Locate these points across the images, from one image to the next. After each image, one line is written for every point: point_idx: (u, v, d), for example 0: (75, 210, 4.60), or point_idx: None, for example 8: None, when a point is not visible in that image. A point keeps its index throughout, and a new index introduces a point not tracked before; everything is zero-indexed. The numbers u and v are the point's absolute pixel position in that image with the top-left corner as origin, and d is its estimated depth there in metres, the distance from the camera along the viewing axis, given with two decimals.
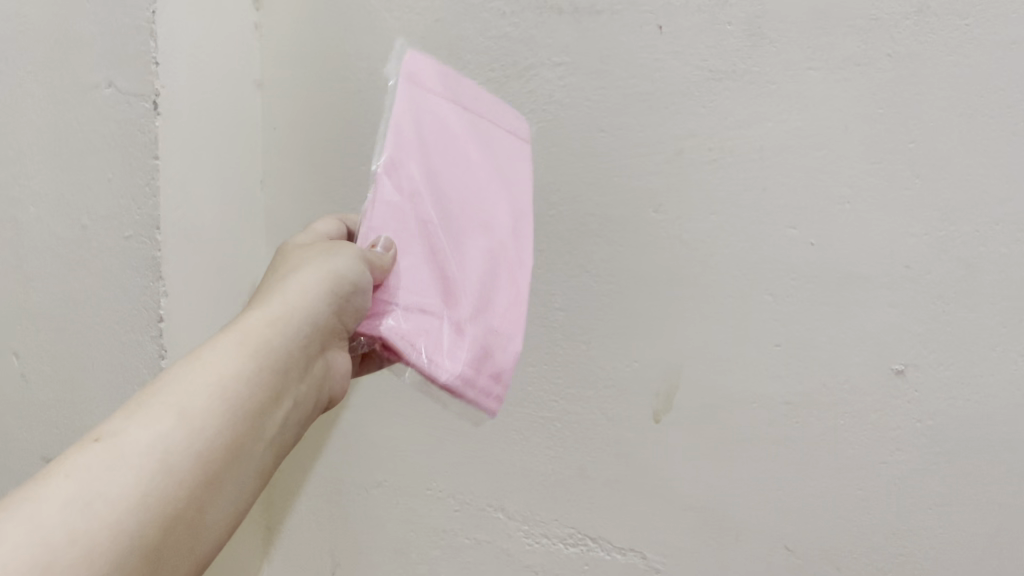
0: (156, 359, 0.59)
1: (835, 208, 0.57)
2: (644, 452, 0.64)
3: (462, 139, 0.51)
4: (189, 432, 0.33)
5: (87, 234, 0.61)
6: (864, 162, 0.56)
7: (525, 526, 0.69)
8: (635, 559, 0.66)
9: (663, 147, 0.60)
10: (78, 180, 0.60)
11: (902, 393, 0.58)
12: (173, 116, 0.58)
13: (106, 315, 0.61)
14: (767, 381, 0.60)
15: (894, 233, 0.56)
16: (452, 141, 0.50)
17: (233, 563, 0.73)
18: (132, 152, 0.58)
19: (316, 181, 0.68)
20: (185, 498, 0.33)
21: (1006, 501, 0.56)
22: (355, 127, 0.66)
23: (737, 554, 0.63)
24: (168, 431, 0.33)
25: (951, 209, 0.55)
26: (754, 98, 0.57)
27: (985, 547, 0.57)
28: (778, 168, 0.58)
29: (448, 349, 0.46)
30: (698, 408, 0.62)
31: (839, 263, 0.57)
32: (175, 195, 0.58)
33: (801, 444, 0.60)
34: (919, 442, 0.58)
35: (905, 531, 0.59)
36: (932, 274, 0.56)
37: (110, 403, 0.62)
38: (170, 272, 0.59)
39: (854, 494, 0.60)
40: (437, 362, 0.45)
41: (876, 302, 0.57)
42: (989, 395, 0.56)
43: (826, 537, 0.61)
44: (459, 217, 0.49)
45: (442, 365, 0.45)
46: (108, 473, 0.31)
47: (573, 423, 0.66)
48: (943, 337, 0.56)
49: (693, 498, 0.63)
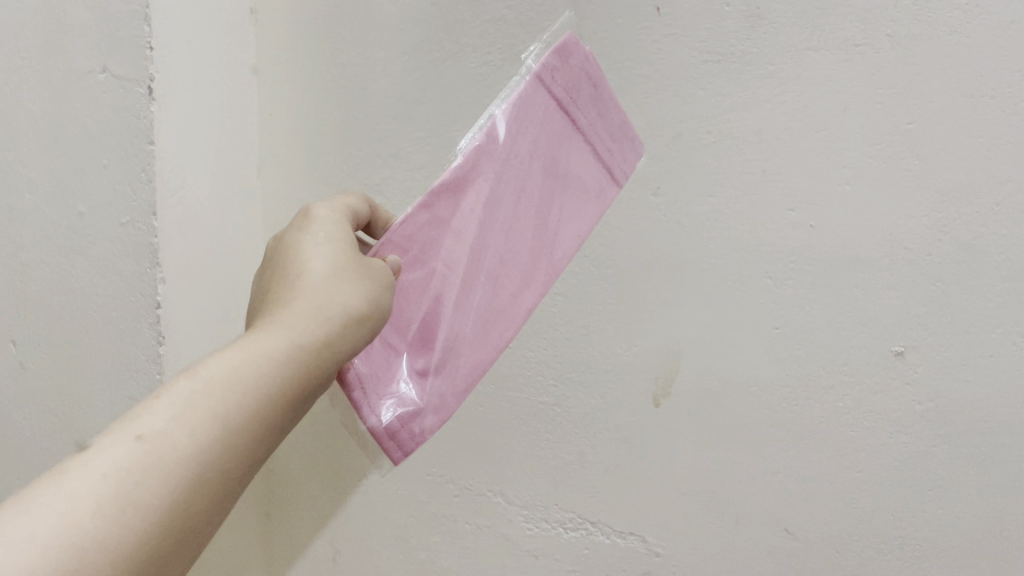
0: (154, 347, 0.59)
1: (835, 190, 0.57)
2: (644, 438, 0.64)
3: (538, 180, 0.48)
4: (218, 446, 0.34)
5: (83, 221, 0.60)
6: (864, 144, 0.56)
7: (526, 513, 0.69)
8: (634, 543, 0.66)
9: (661, 131, 0.60)
10: (74, 166, 0.60)
11: (902, 377, 0.58)
12: (168, 102, 0.57)
13: (103, 303, 0.61)
14: (766, 366, 0.60)
15: (893, 215, 0.56)
16: (522, 181, 0.47)
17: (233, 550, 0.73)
18: (127, 138, 0.57)
19: (314, 167, 0.68)
20: (196, 507, 0.33)
21: (1006, 482, 0.57)
22: (353, 112, 0.66)
23: (736, 538, 0.63)
24: (199, 443, 0.33)
25: (950, 190, 0.55)
26: (753, 80, 0.57)
27: (984, 528, 0.58)
28: (778, 149, 0.57)
29: (388, 390, 0.45)
30: (697, 393, 0.62)
31: (839, 245, 0.57)
32: (171, 181, 0.58)
33: (802, 428, 0.60)
34: (919, 425, 0.58)
35: (904, 512, 0.59)
36: (932, 255, 0.56)
37: (110, 390, 0.62)
38: (168, 259, 0.58)
39: (855, 478, 0.60)
40: (372, 401, 0.45)
41: (875, 283, 0.57)
42: (988, 376, 0.56)
43: (825, 520, 0.61)
44: (485, 263, 0.47)
45: (373, 403, 0.45)
46: (136, 479, 0.31)
47: (571, 408, 0.66)
48: (943, 318, 0.56)
49: (692, 482, 0.63)
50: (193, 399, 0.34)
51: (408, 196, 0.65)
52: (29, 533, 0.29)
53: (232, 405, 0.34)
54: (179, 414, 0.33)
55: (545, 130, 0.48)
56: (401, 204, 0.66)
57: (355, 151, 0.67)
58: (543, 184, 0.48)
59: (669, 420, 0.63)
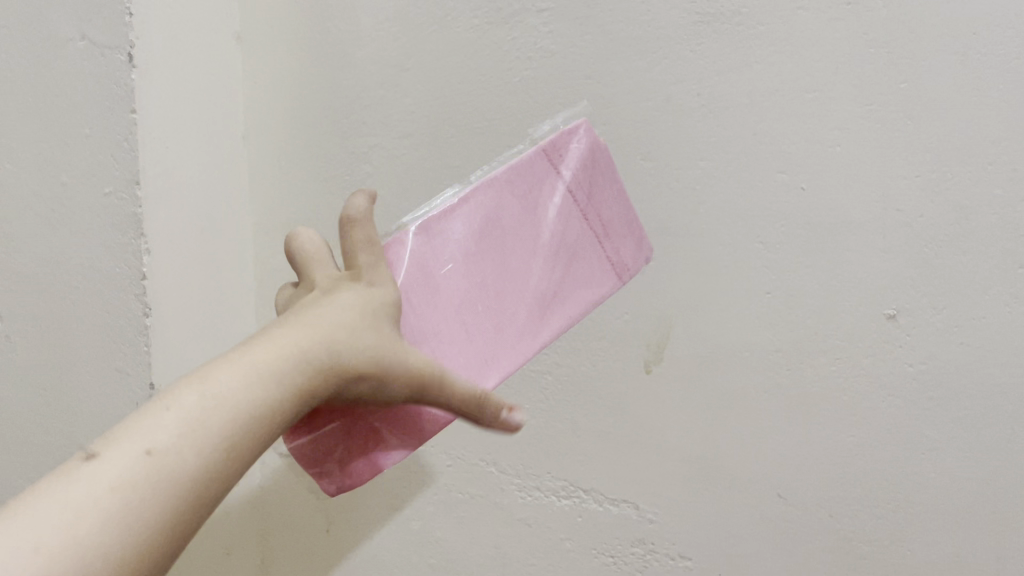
0: (141, 318, 0.58)
1: (827, 151, 0.56)
2: (636, 405, 0.64)
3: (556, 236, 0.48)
4: (224, 465, 0.33)
5: (65, 192, 0.60)
6: (856, 105, 0.55)
7: (520, 482, 0.69)
8: (628, 510, 0.66)
9: (651, 94, 0.59)
10: (55, 137, 0.59)
11: (895, 340, 0.57)
12: (149, 69, 0.56)
13: (87, 275, 0.60)
14: (758, 331, 0.60)
15: (885, 176, 0.55)
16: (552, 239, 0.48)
17: (225, 522, 0.73)
18: (108, 107, 0.56)
19: (301, 136, 0.67)
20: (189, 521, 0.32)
21: (999, 442, 0.56)
22: (339, 79, 0.65)
23: (730, 503, 0.63)
24: (208, 463, 0.32)
25: (942, 150, 0.54)
26: (743, 41, 0.56)
27: (978, 489, 0.57)
28: (769, 111, 0.57)
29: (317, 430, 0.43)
30: (690, 359, 0.62)
31: (831, 208, 0.57)
32: (154, 150, 0.57)
33: (794, 393, 0.60)
34: (912, 387, 0.57)
35: (897, 474, 0.59)
36: (924, 217, 0.55)
37: (97, 363, 0.61)
38: (153, 229, 0.58)
39: (848, 442, 0.59)
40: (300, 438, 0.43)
41: (868, 246, 0.56)
42: (981, 338, 0.55)
43: (818, 484, 0.61)
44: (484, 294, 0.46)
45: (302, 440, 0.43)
46: (137, 493, 0.30)
47: (563, 376, 0.66)
48: (935, 280, 0.56)
49: (685, 448, 0.63)
50: (201, 414, 0.33)
51: (396, 165, 0.65)
52: (29, 538, 0.28)
53: (247, 429, 0.34)
54: (192, 432, 0.32)
55: (569, 191, 0.48)
56: (389, 173, 0.65)
57: (342, 120, 0.66)
58: (547, 258, 0.47)
59: (662, 387, 0.63)
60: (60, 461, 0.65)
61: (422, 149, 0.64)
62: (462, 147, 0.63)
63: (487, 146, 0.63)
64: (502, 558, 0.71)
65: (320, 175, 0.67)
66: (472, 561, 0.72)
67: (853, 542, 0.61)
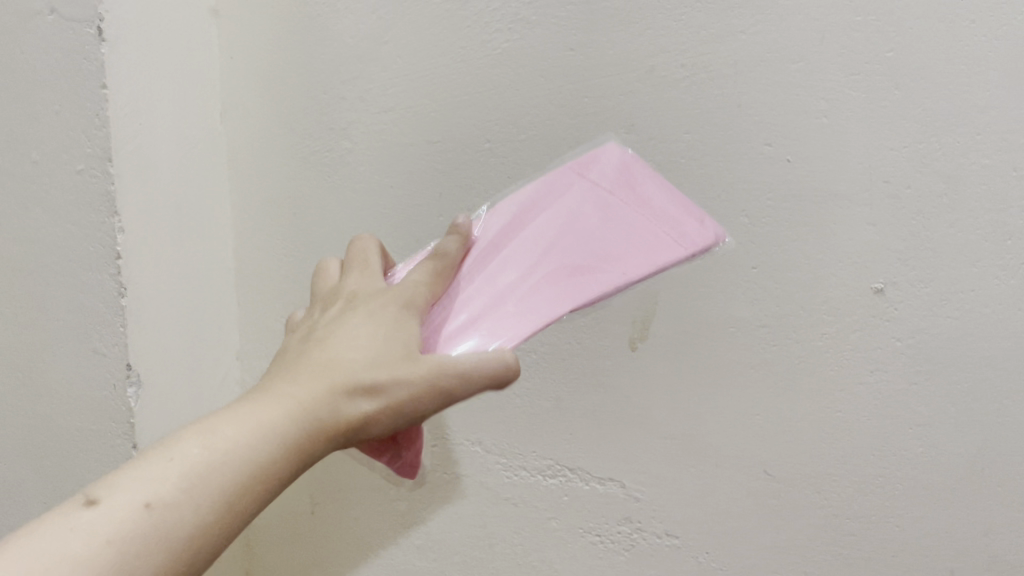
0: (117, 298, 0.57)
1: (813, 122, 0.55)
2: (621, 382, 0.63)
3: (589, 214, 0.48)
4: (217, 516, 0.34)
5: (37, 169, 0.58)
6: (842, 75, 0.54)
7: (505, 462, 0.68)
8: (614, 488, 0.65)
9: (634, 65, 0.57)
10: (26, 114, 0.58)
11: (882, 313, 0.56)
12: (120, 43, 0.55)
13: (61, 254, 0.59)
14: (744, 305, 0.59)
15: (872, 146, 0.54)
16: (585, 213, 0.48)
17: None
18: (79, 82, 0.55)
19: (280, 112, 0.66)
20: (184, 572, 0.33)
21: (986, 416, 0.56)
22: (318, 54, 0.64)
23: (716, 479, 0.62)
24: (200, 514, 0.33)
25: (929, 120, 0.53)
26: (728, 10, 0.55)
27: (965, 463, 0.57)
28: (753, 81, 0.55)
29: None
30: (675, 334, 0.61)
31: (817, 180, 0.56)
32: (126, 126, 0.56)
33: (781, 368, 0.59)
34: (899, 361, 0.57)
35: (884, 449, 0.58)
36: (911, 188, 0.54)
37: (74, 344, 0.60)
38: (128, 207, 0.57)
39: (834, 417, 0.59)
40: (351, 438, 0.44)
41: (855, 218, 0.55)
42: (969, 311, 0.55)
43: (805, 459, 0.60)
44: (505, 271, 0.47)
45: None
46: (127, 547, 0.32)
47: (548, 355, 0.65)
48: (922, 252, 0.55)
49: (671, 425, 0.63)
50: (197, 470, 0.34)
51: (376, 141, 0.64)
52: None
53: (241, 478, 0.35)
54: (189, 480, 0.34)
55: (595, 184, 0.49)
56: (369, 149, 0.64)
57: (320, 95, 0.65)
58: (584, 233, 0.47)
59: (647, 363, 0.62)
60: (38, 444, 0.64)
61: (402, 123, 0.63)
62: (442, 121, 0.62)
63: (468, 120, 0.61)
64: (488, 538, 0.70)
65: (300, 151, 0.66)
66: (459, 541, 0.71)
67: (840, 519, 0.60)
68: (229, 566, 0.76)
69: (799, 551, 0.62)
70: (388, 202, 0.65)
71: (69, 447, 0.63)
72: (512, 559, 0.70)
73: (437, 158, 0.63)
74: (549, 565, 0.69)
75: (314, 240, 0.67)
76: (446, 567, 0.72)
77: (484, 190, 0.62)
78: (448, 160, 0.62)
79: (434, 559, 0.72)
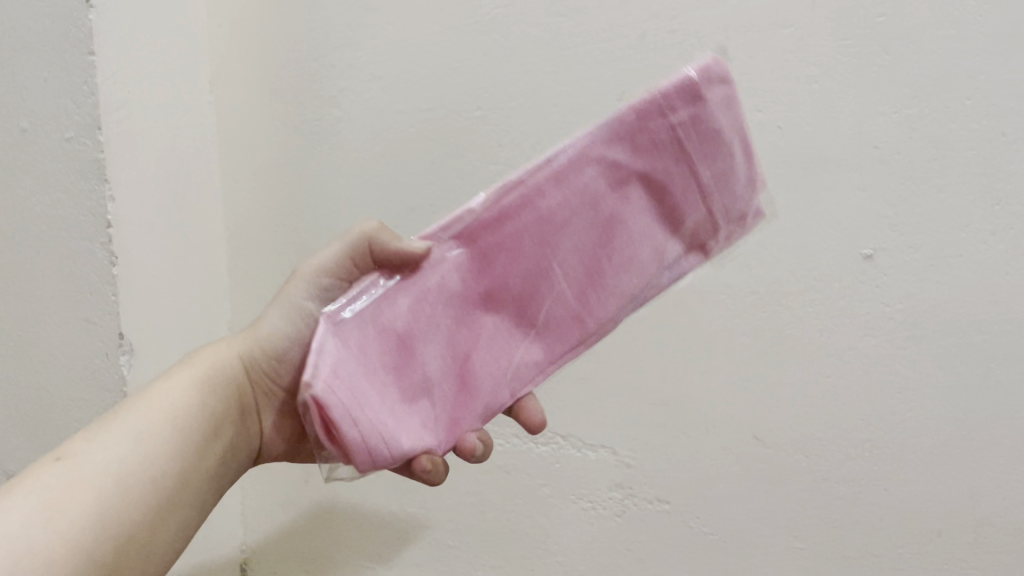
0: (108, 268, 0.57)
1: (804, 89, 0.55)
2: (614, 349, 0.64)
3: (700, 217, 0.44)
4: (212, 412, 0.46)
5: (26, 138, 0.58)
6: (832, 40, 0.54)
7: (497, 430, 0.68)
8: (606, 455, 0.66)
9: (625, 32, 0.57)
10: (13, 82, 0.58)
11: (871, 279, 0.57)
12: (110, 10, 0.55)
13: (51, 224, 0.59)
14: (734, 271, 0.59)
15: (863, 112, 0.54)
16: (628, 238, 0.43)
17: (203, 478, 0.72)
18: (67, 48, 0.55)
19: (269, 80, 0.66)
20: (159, 483, 0.41)
21: (973, 379, 0.56)
22: (308, 21, 0.64)
23: (705, 445, 0.63)
24: (167, 437, 0.42)
25: (919, 85, 0.53)
26: None
27: (952, 426, 0.57)
28: (744, 47, 0.56)
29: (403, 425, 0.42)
30: (667, 301, 0.61)
31: (807, 146, 0.56)
32: (116, 94, 0.56)
33: (771, 334, 0.59)
34: (888, 326, 0.57)
35: (873, 413, 0.59)
36: (901, 153, 0.54)
37: (65, 313, 0.60)
38: (118, 176, 0.56)
39: (823, 381, 0.59)
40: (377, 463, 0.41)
41: (844, 184, 0.56)
42: (957, 275, 0.55)
43: (794, 423, 0.61)
44: (564, 317, 0.43)
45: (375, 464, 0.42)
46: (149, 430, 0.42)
47: None
48: (912, 217, 0.55)
49: (662, 391, 0.63)
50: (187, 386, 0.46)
51: (367, 110, 0.64)
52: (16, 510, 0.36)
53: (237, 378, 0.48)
54: (126, 430, 0.41)
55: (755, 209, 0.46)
56: (359, 117, 0.64)
57: (308, 64, 0.64)
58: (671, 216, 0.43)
59: (639, 331, 0.63)
60: (30, 414, 0.64)
61: (392, 91, 0.63)
62: (433, 88, 0.62)
63: (458, 88, 0.61)
64: (481, 505, 0.71)
65: (291, 119, 0.66)
66: (452, 509, 0.72)
67: (829, 483, 0.61)
68: (223, 537, 0.76)
69: (788, 515, 0.62)
70: (379, 171, 0.64)
71: (61, 417, 0.62)
72: (504, 526, 0.70)
73: (427, 127, 0.63)
74: (540, 531, 0.69)
75: (305, 210, 0.67)
76: (439, 535, 0.73)
77: (474, 158, 0.62)
78: (439, 129, 0.62)
79: (427, 528, 0.73)
